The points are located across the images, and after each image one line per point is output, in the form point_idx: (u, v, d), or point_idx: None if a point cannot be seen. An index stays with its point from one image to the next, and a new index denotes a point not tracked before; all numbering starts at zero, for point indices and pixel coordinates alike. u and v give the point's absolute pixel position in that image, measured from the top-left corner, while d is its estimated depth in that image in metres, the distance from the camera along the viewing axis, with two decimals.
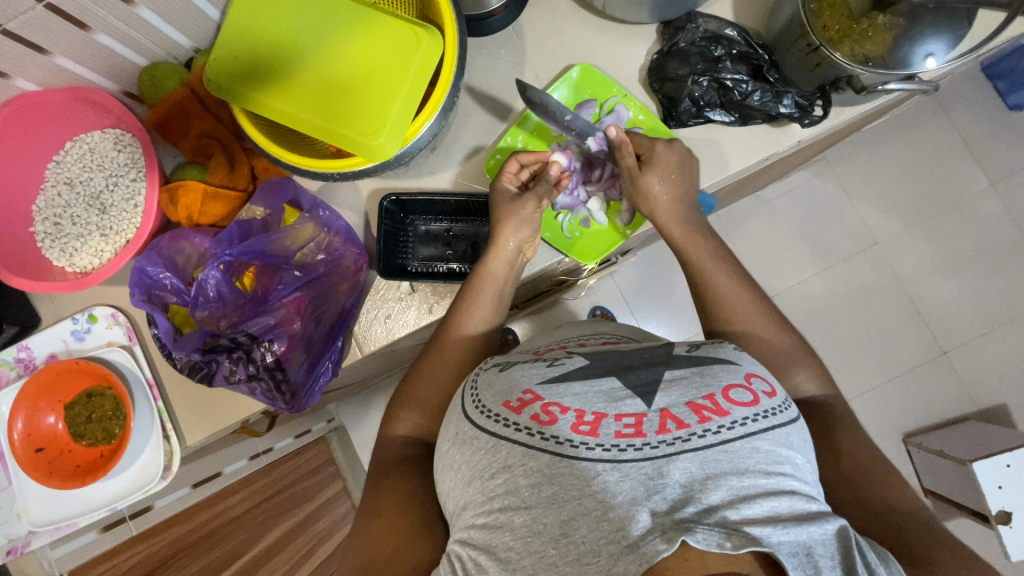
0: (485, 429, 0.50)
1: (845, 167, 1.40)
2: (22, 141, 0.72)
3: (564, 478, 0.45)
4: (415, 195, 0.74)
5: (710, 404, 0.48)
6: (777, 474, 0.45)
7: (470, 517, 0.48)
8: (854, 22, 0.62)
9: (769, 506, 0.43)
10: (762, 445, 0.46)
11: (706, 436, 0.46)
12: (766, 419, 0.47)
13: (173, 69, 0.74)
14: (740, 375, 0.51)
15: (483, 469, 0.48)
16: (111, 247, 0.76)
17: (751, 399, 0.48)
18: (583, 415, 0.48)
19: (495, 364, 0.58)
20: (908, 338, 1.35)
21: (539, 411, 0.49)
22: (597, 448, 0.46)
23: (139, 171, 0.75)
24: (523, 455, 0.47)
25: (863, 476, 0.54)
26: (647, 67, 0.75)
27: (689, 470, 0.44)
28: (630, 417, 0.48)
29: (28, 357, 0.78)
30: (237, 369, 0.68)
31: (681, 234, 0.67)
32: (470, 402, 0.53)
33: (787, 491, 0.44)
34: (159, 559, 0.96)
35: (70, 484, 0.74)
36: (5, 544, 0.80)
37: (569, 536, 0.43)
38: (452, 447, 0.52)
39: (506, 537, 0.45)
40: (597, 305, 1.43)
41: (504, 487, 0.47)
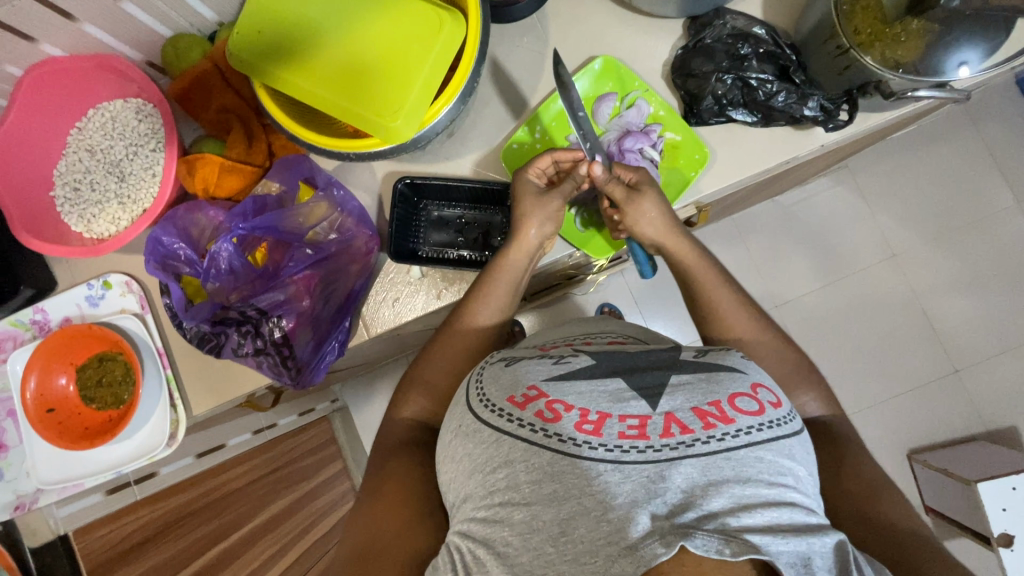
0: (488, 422, 0.50)
1: (866, 176, 1.38)
2: (46, 105, 0.72)
3: (565, 476, 0.45)
4: (430, 179, 0.74)
5: (716, 410, 0.47)
6: (780, 485, 0.45)
7: (470, 510, 0.49)
8: (887, 26, 0.60)
9: (770, 516, 0.43)
10: (766, 455, 0.45)
11: (710, 442, 0.45)
12: (772, 429, 0.47)
13: (197, 41, 0.74)
14: (746, 384, 0.50)
15: (484, 463, 0.49)
16: (128, 215, 0.76)
17: (757, 408, 0.48)
18: (587, 415, 0.48)
19: (501, 359, 0.58)
20: (920, 353, 1.33)
21: (543, 408, 0.49)
22: (600, 448, 0.46)
23: (158, 141, 0.76)
24: (525, 451, 0.47)
25: (867, 491, 0.53)
26: (671, 63, 0.74)
27: (690, 475, 0.44)
28: (634, 418, 0.48)
29: (42, 319, 0.81)
30: (245, 342, 0.69)
31: (680, 252, 0.67)
32: (475, 395, 0.54)
33: (789, 503, 0.44)
34: (175, 515, 0.97)
35: (81, 444, 0.75)
36: (14, 499, 0.85)
37: (568, 535, 0.43)
38: (454, 439, 0.53)
39: (505, 532, 0.45)
40: (604, 302, 1.43)
41: (505, 482, 0.47)
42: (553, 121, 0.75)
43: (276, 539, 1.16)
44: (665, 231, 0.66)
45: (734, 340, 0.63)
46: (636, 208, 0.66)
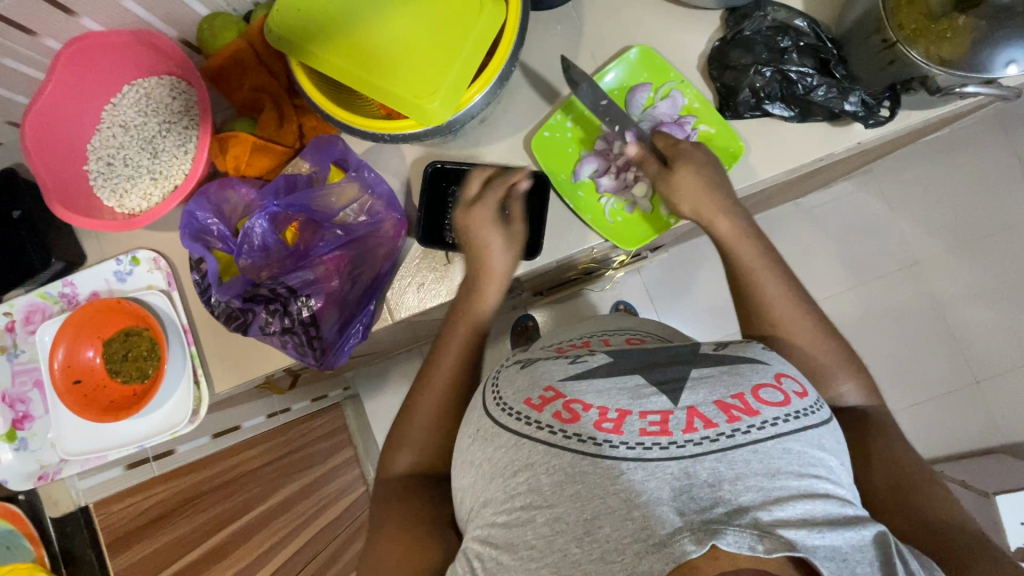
0: (506, 426, 0.51)
1: (891, 181, 1.35)
2: (84, 80, 0.73)
3: (586, 476, 0.45)
4: (460, 165, 0.73)
5: (739, 403, 0.47)
6: (810, 476, 0.44)
7: (490, 514, 0.48)
8: (932, 22, 0.58)
9: (803, 508, 0.42)
10: (794, 445, 0.45)
11: (735, 436, 0.45)
12: (798, 420, 0.47)
13: (232, 21, 0.75)
14: (769, 374, 0.50)
15: (505, 467, 0.49)
16: (159, 191, 0.77)
17: (781, 399, 0.48)
18: (606, 413, 0.48)
19: (516, 363, 0.59)
20: (941, 362, 1.31)
21: (561, 409, 0.49)
22: (622, 446, 0.46)
23: (192, 118, 0.77)
24: (546, 453, 0.47)
25: (900, 492, 0.52)
26: (707, 55, 0.73)
27: (716, 469, 0.43)
28: (655, 414, 0.47)
29: (71, 293, 0.82)
30: (272, 321, 0.69)
31: (720, 228, 0.65)
32: (491, 400, 0.54)
33: (820, 494, 0.43)
34: (189, 493, 0.97)
35: (108, 417, 0.75)
36: (37, 469, 0.85)
37: (592, 535, 0.43)
38: (472, 443, 0.53)
39: (528, 535, 0.45)
40: (619, 299, 1.42)
41: (526, 486, 0.47)
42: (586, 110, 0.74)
43: (287, 523, 1.17)
44: (707, 205, 0.65)
45: (764, 336, 0.62)
46: (679, 179, 0.65)
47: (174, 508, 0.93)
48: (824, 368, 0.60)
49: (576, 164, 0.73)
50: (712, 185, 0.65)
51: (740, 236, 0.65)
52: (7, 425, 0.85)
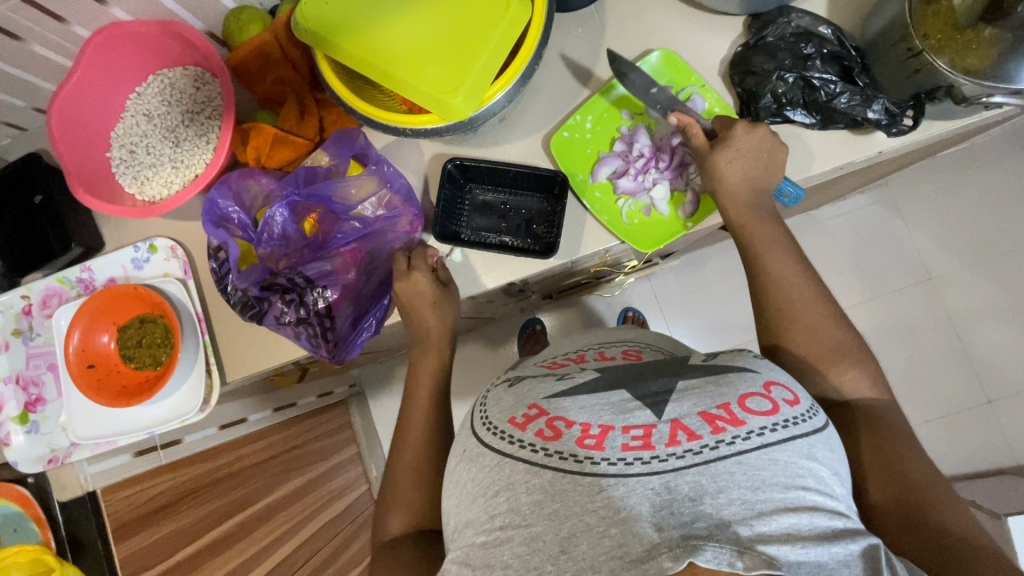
0: (491, 446, 0.52)
1: (906, 195, 1.34)
2: (110, 68, 0.74)
3: (566, 494, 0.46)
4: (479, 162, 0.73)
5: (725, 414, 0.47)
6: (797, 489, 0.44)
7: (470, 535, 0.49)
8: (958, 33, 0.58)
9: (787, 522, 0.42)
10: (781, 456, 0.45)
11: (720, 447, 0.45)
12: (787, 428, 0.47)
13: (259, 15, 0.75)
14: (757, 384, 0.50)
15: (488, 486, 0.50)
16: (180, 180, 0.78)
17: (769, 408, 0.48)
18: (589, 429, 0.49)
19: (505, 381, 0.61)
20: (952, 380, 1.29)
21: (544, 427, 0.50)
22: (604, 461, 0.46)
23: (215, 109, 0.77)
24: (526, 472, 0.48)
25: (909, 506, 0.51)
26: (729, 60, 0.73)
27: (697, 483, 0.44)
28: (638, 429, 0.48)
29: (88, 278, 0.83)
30: (287, 311, 0.70)
31: (740, 220, 0.67)
32: (478, 419, 0.56)
33: (807, 507, 0.44)
34: (198, 481, 0.98)
35: (119, 402, 0.76)
36: (48, 453, 0.85)
37: (569, 553, 0.43)
38: (459, 464, 0.55)
39: (506, 554, 0.45)
40: (628, 306, 1.41)
41: (506, 505, 0.48)
42: (605, 111, 0.74)
43: (291, 516, 1.17)
44: (735, 200, 0.67)
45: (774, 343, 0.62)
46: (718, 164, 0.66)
47: (178, 499, 0.93)
48: (836, 378, 0.59)
49: (595, 165, 0.73)
50: (750, 172, 0.66)
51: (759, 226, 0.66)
52: (20, 407, 0.85)
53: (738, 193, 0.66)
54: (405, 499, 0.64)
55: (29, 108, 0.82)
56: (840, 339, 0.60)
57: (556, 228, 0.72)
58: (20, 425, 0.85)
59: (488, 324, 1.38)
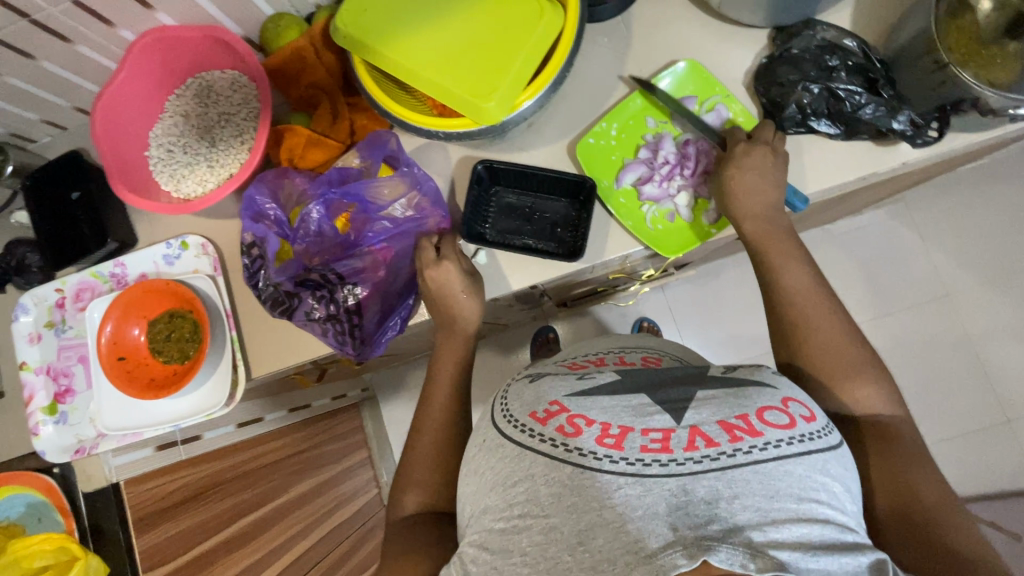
0: (511, 438, 0.53)
1: (923, 211, 1.34)
2: (152, 71, 0.77)
3: (585, 489, 0.47)
4: (508, 165, 0.75)
5: (743, 423, 0.48)
6: (810, 500, 0.45)
7: (488, 521, 0.51)
8: (982, 47, 0.61)
9: (799, 532, 0.43)
10: (796, 469, 0.46)
11: (737, 455, 0.46)
12: (803, 443, 0.47)
13: (296, 21, 0.78)
14: (776, 399, 0.51)
15: (506, 477, 0.51)
16: (215, 178, 0.80)
17: (787, 422, 0.48)
18: (608, 429, 0.50)
19: (524, 378, 0.62)
20: (970, 399, 1.28)
21: (564, 423, 0.51)
22: (621, 461, 0.47)
23: (250, 111, 0.80)
24: (546, 466, 0.49)
25: (915, 522, 0.51)
26: (754, 71, 0.74)
27: (714, 488, 0.45)
28: (657, 432, 0.49)
29: (121, 273, 0.85)
30: (318, 307, 0.71)
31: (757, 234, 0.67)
32: (499, 411, 0.57)
33: (818, 519, 0.44)
34: (214, 479, 0.98)
35: (148, 394, 0.77)
36: (76, 443, 0.86)
37: (585, 545, 0.45)
38: (478, 454, 0.56)
39: (523, 542, 0.47)
40: (642, 316, 1.40)
41: (524, 495, 0.49)
42: (631, 119, 0.76)
43: (305, 516, 1.17)
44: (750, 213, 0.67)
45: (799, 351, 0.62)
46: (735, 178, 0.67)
47: (195, 496, 0.93)
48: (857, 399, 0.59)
49: (620, 172, 0.75)
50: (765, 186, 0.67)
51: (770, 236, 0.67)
52: (50, 398, 0.87)
53: (756, 202, 0.67)
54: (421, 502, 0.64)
55: (72, 108, 0.85)
56: (862, 348, 0.61)
57: (584, 230, 0.74)
58: (49, 416, 0.86)
59: (502, 330, 1.38)
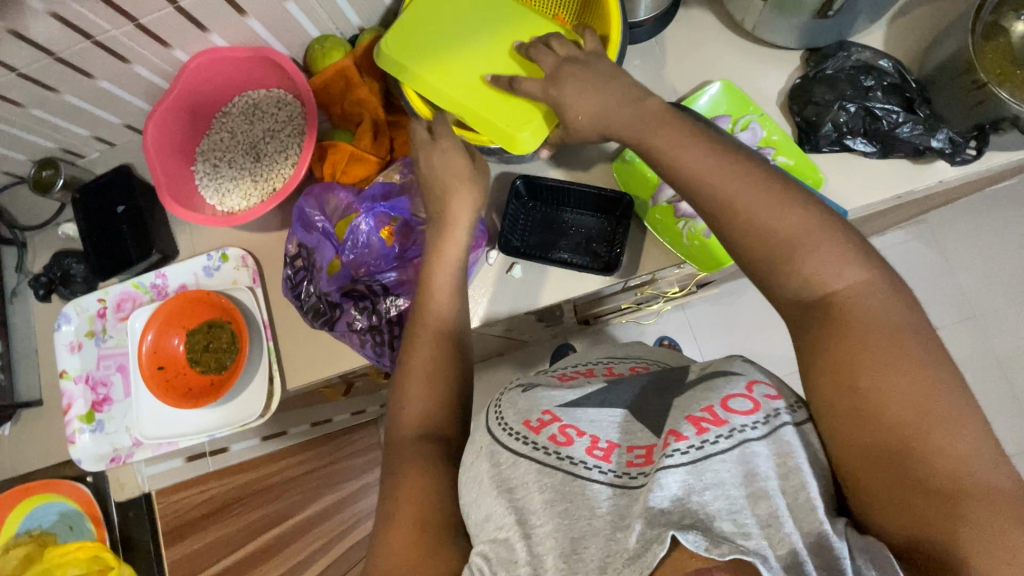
0: (508, 446, 0.51)
1: (949, 232, 1.32)
2: (205, 91, 0.82)
3: (576, 496, 0.46)
4: (547, 179, 0.76)
5: (708, 415, 0.46)
6: (773, 489, 0.43)
7: (492, 531, 0.47)
8: (1016, 67, 0.61)
9: (768, 517, 0.42)
10: (761, 454, 0.44)
11: (704, 446, 0.44)
12: (766, 426, 0.45)
13: (341, 43, 0.81)
14: (740, 384, 0.48)
15: (505, 481, 0.49)
16: (258, 193, 0.83)
17: (751, 407, 0.46)
18: (597, 441, 0.50)
19: (518, 385, 0.59)
20: (1002, 423, 1.24)
21: (556, 432, 0.50)
22: (609, 473, 0.48)
23: (293, 127, 0.83)
24: (539, 472, 0.48)
25: (888, 456, 0.40)
26: (788, 91, 0.76)
27: (683, 482, 0.44)
28: (642, 448, 0.49)
29: (162, 284, 0.87)
30: (360, 317, 0.73)
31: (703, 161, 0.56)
32: (493, 419, 0.54)
33: (784, 509, 0.42)
34: (241, 492, 0.99)
35: (183, 403, 0.79)
36: (111, 451, 0.87)
37: (579, 554, 0.43)
38: (474, 462, 0.52)
39: (518, 551, 0.45)
40: (663, 334, 1.39)
41: (518, 503, 0.47)
42: None
43: (323, 534, 1.12)
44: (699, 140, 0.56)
45: None
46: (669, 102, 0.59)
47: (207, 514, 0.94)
48: (843, 307, 0.46)
49: (655, 189, 0.74)
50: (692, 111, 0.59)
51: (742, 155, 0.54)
52: (88, 406, 0.87)
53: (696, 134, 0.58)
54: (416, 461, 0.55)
55: (122, 125, 0.88)
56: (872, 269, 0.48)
57: (619, 247, 0.75)
58: (86, 424, 0.87)
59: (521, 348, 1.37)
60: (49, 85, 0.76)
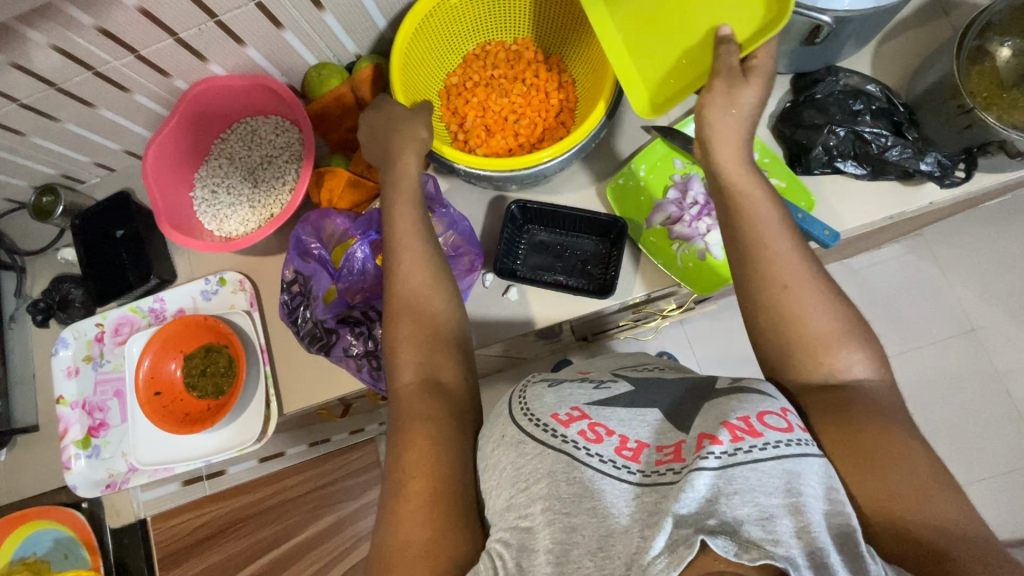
0: (532, 436, 0.50)
1: (945, 244, 1.33)
2: (203, 119, 0.83)
3: (601, 495, 0.46)
4: (541, 204, 0.77)
5: (744, 424, 0.46)
6: (806, 497, 0.42)
7: (512, 519, 0.47)
8: (1004, 90, 0.64)
9: (805, 527, 0.41)
10: (796, 468, 0.43)
11: (737, 454, 0.44)
12: (802, 446, 0.45)
13: (338, 71, 0.82)
14: (776, 405, 0.49)
15: (528, 474, 0.48)
16: (256, 218, 0.84)
17: (785, 426, 0.46)
18: (627, 441, 0.49)
19: (541, 381, 0.59)
20: (1004, 435, 1.24)
21: (586, 428, 0.50)
22: (637, 473, 0.47)
23: (291, 154, 0.84)
24: (567, 464, 0.47)
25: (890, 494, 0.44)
26: (777, 115, 0.77)
27: (713, 484, 0.43)
28: (670, 446, 0.48)
29: (159, 308, 0.87)
30: (356, 343, 0.74)
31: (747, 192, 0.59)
32: (517, 407, 0.54)
33: (815, 519, 0.41)
34: (237, 516, 1.04)
35: (180, 428, 0.79)
36: (106, 477, 0.86)
37: (606, 551, 0.43)
38: (496, 449, 0.52)
39: (546, 543, 0.45)
40: (662, 349, 1.38)
41: (545, 491, 0.46)
42: (659, 161, 0.78)
43: (316, 559, 1.10)
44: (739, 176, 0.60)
45: None
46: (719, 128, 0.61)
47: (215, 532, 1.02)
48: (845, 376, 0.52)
49: (649, 212, 0.76)
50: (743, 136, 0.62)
51: (748, 173, 0.60)
52: (84, 431, 0.87)
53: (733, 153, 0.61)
54: (423, 427, 0.54)
55: (121, 151, 0.89)
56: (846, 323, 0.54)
57: (615, 269, 0.75)
58: (82, 449, 0.86)
59: (520, 364, 1.37)
60: (51, 114, 0.77)
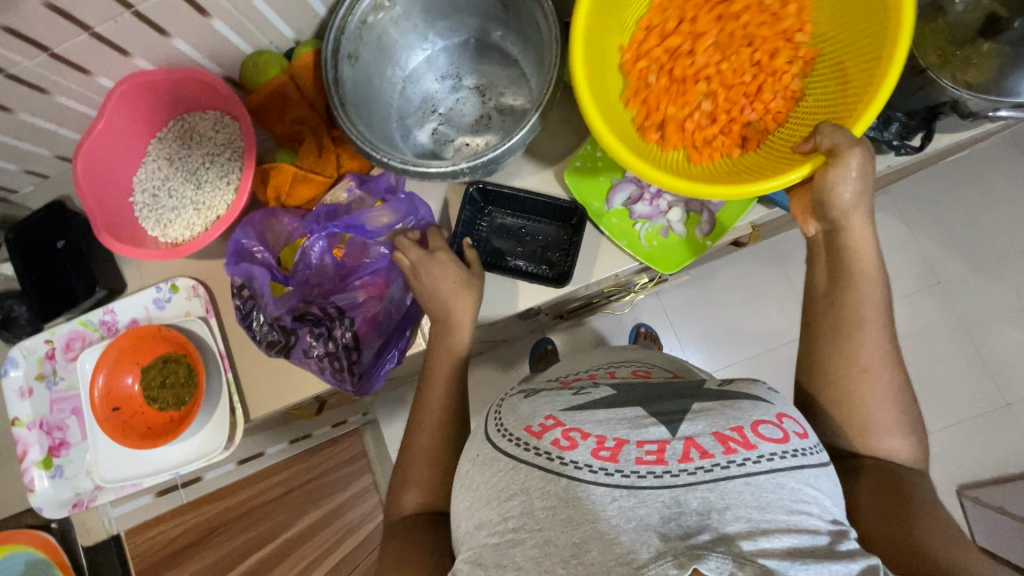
0: (504, 450, 0.51)
1: (911, 201, 1.34)
2: (136, 120, 0.79)
3: (579, 501, 0.45)
4: (500, 187, 0.75)
5: (738, 436, 0.47)
6: (801, 512, 0.44)
7: (482, 536, 0.48)
8: (956, 49, 0.63)
9: (790, 540, 0.42)
10: (788, 481, 0.45)
11: (731, 467, 0.45)
12: (796, 458, 0.47)
13: (276, 58, 0.78)
14: (771, 412, 0.50)
15: (499, 492, 0.48)
16: (202, 221, 0.80)
17: (780, 436, 0.48)
18: (604, 442, 0.48)
19: (519, 392, 0.59)
20: (969, 383, 1.28)
21: (559, 437, 0.49)
22: (616, 474, 0.46)
23: (235, 150, 0.80)
24: (541, 479, 0.47)
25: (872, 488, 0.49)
26: None
27: (707, 499, 0.43)
28: (652, 444, 0.47)
29: (111, 320, 0.83)
30: (316, 344, 0.74)
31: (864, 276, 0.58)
32: (492, 425, 0.55)
33: (813, 530, 0.43)
34: (218, 522, 0.94)
35: (145, 442, 0.76)
36: (72, 497, 0.84)
37: (580, 558, 0.42)
38: (472, 467, 0.53)
39: (517, 557, 0.44)
40: (639, 322, 1.38)
41: (519, 510, 0.46)
42: None
43: (309, 552, 1.08)
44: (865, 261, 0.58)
45: None
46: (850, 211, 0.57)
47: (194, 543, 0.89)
48: None
49: (609, 193, 0.75)
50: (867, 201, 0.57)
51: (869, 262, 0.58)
52: (44, 451, 0.84)
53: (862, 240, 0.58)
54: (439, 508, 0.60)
55: (53, 156, 0.84)
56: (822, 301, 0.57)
57: (573, 257, 0.74)
58: (44, 470, 0.84)
59: (499, 346, 1.35)
60: None
